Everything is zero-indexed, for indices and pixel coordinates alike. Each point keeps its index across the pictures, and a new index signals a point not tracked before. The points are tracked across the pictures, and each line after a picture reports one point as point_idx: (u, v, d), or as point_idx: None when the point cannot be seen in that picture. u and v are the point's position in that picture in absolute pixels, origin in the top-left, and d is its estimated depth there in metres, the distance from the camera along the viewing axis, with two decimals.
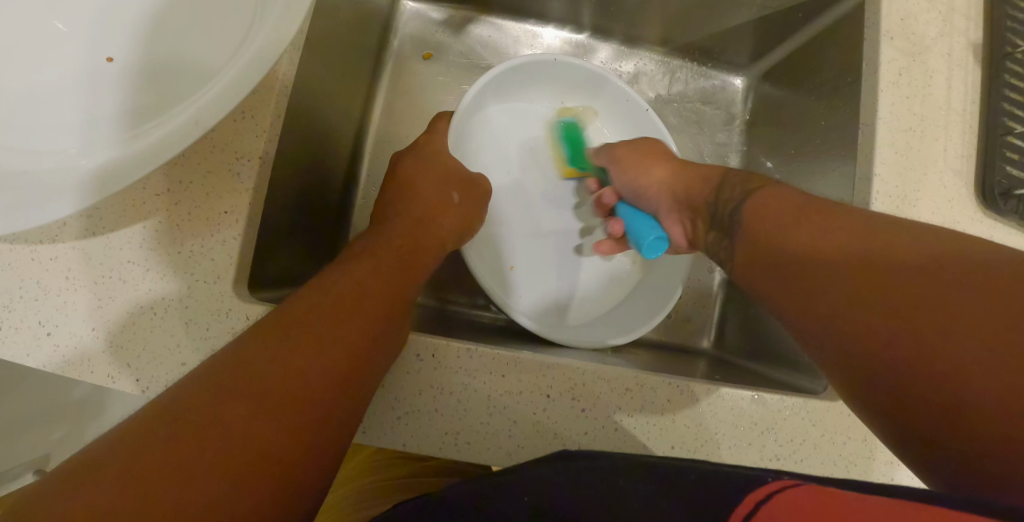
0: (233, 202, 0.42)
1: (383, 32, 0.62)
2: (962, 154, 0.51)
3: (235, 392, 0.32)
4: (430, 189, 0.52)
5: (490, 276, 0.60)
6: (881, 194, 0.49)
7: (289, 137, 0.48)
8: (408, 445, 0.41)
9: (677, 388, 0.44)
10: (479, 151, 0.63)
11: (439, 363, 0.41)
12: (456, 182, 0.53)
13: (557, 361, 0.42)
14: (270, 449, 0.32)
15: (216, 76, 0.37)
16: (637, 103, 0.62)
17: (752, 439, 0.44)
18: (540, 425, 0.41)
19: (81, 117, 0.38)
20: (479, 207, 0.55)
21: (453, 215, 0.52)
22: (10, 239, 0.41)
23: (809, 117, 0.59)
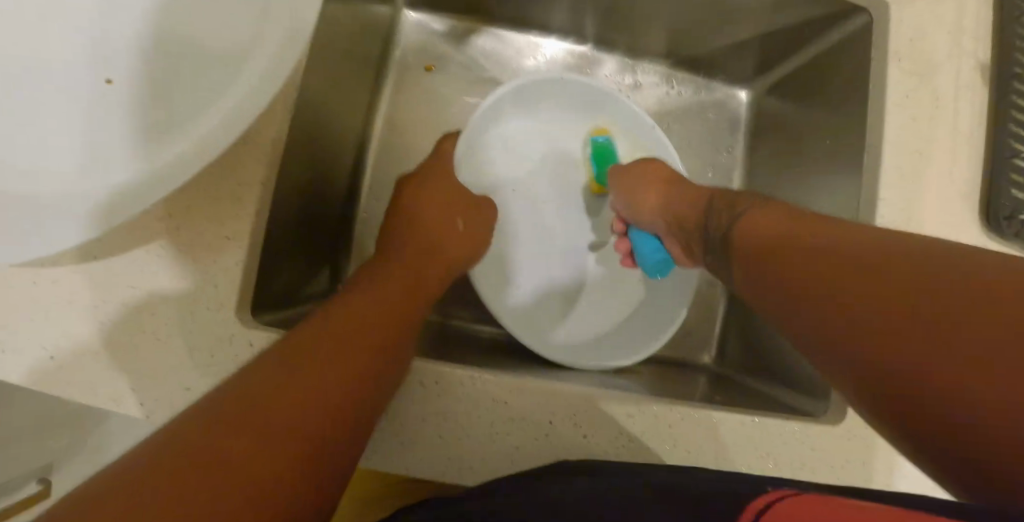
0: (235, 228, 0.42)
1: (385, 43, 0.61)
2: (968, 176, 0.51)
3: (239, 405, 0.31)
4: (432, 209, 0.51)
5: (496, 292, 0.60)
6: (886, 217, 0.49)
7: (292, 157, 0.48)
8: (410, 471, 0.41)
9: (679, 414, 0.43)
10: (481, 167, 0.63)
11: (440, 389, 0.41)
12: (457, 207, 0.53)
13: (559, 386, 0.42)
14: (273, 463, 0.30)
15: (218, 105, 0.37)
16: (642, 121, 0.61)
17: (754, 464, 0.44)
18: (542, 450, 0.41)
19: None
20: (484, 226, 0.55)
21: (457, 235, 0.52)
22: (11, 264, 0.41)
23: (814, 134, 0.59)
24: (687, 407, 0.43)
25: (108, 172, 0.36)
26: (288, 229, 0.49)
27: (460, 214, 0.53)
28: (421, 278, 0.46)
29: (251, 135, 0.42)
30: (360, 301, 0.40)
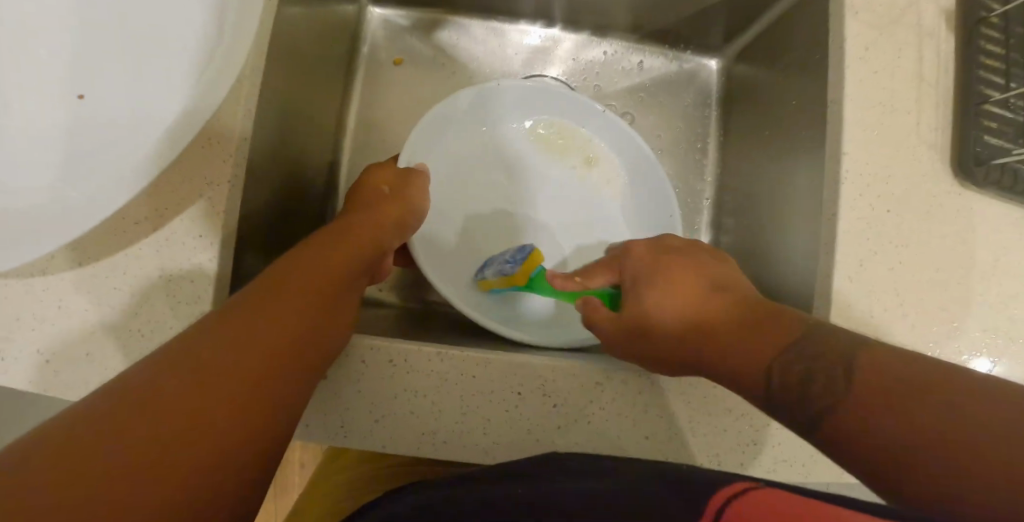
0: (205, 227, 0.44)
1: (352, 40, 0.62)
2: (937, 126, 0.51)
3: (173, 390, 0.32)
4: (365, 188, 0.54)
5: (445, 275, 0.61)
6: (850, 172, 0.49)
7: (266, 156, 0.50)
8: (387, 447, 0.43)
9: (647, 380, 0.44)
10: (445, 154, 0.64)
11: (412, 368, 0.42)
12: (390, 179, 0.55)
13: (526, 359, 0.43)
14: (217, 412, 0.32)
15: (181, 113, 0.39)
16: (593, 108, 0.63)
17: (727, 426, 0.45)
18: (513, 421, 0.43)
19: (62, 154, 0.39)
20: (426, 192, 0.56)
21: (402, 203, 0.53)
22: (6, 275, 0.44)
23: (781, 95, 0.58)
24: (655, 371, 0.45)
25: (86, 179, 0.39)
26: (264, 227, 0.51)
27: (390, 183, 0.55)
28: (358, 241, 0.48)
29: (215, 137, 0.44)
30: (292, 276, 0.42)
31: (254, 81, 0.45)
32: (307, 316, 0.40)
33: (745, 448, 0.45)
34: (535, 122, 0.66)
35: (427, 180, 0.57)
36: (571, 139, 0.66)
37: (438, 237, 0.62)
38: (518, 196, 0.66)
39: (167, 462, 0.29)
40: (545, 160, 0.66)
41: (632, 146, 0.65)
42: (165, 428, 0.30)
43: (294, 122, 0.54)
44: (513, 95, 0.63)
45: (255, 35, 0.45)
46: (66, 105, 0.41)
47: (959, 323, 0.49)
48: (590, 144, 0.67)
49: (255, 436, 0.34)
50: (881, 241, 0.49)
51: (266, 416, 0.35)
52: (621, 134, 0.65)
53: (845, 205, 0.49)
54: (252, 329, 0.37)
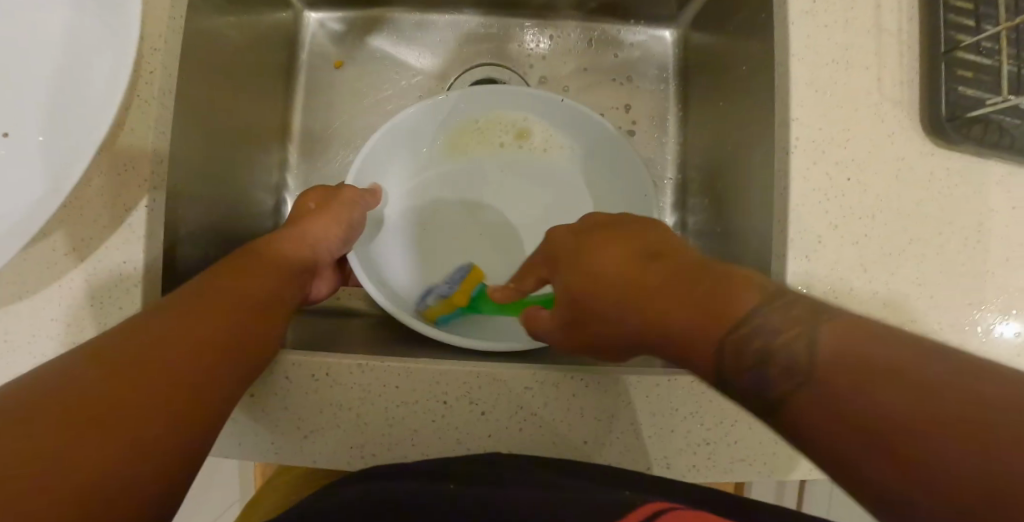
0: (129, 252, 0.44)
1: (291, 48, 0.62)
2: (901, 80, 0.45)
3: (95, 383, 0.32)
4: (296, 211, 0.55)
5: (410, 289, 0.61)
6: (802, 139, 0.45)
7: (197, 174, 0.50)
8: (320, 462, 0.43)
9: (584, 383, 0.42)
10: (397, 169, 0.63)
11: (334, 381, 0.42)
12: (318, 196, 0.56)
13: (451, 366, 0.41)
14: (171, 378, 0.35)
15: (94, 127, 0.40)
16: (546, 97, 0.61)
17: (676, 426, 0.42)
18: (441, 431, 0.41)
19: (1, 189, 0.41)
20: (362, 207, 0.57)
21: (328, 220, 0.53)
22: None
23: (736, 59, 0.54)
24: (592, 374, 0.42)
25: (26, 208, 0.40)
26: (202, 246, 0.52)
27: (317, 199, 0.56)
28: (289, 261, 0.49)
29: (130, 161, 0.44)
30: (229, 287, 0.42)
31: (163, 101, 0.45)
32: (243, 321, 0.41)
33: (696, 448, 0.42)
34: (459, 123, 0.64)
35: (372, 199, 0.58)
36: (523, 132, 0.65)
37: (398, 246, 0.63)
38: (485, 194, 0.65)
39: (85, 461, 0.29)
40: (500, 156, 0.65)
41: (574, 119, 0.62)
42: (77, 425, 0.30)
43: (226, 137, 0.53)
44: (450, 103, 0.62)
45: (161, 55, 0.44)
46: None
47: (939, 297, 0.44)
48: (518, 121, 0.65)
49: (181, 433, 0.34)
50: (842, 213, 0.44)
51: (195, 415, 0.35)
52: (546, 107, 0.63)
53: (798, 177, 0.44)
54: (182, 331, 0.37)
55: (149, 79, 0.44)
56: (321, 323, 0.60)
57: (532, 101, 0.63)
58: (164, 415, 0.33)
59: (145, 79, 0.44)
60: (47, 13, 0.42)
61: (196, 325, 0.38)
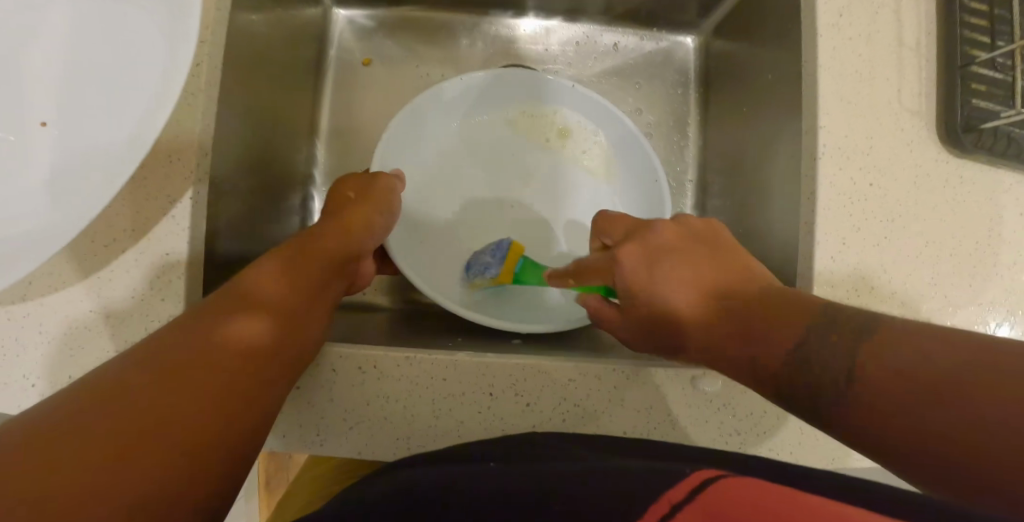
0: (174, 244, 0.44)
1: (320, 43, 0.62)
2: (919, 92, 0.48)
3: (131, 409, 0.32)
4: (332, 197, 0.55)
5: (430, 264, 0.62)
6: (828, 145, 0.47)
7: (236, 168, 0.50)
8: (364, 453, 0.43)
9: (623, 375, 0.43)
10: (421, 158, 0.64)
11: (382, 374, 0.43)
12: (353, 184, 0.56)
13: (497, 359, 0.43)
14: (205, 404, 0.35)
15: (148, 121, 0.41)
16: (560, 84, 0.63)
17: (709, 417, 0.44)
18: (486, 422, 0.43)
19: (40, 180, 0.42)
20: (395, 198, 0.57)
21: (365, 208, 0.54)
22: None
23: (758, 67, 0.56)
24: (632, 367, 0.43)
25: (67, 200, 0.41)
26: (238, 240, 0.52)
27: (355, 189, 0.55)
28: (320, 253, 0.48)
29: (177, 154, 0.44)
30: (266, 292, 0.42)
31: (209, 95, 0.45)
32: (274, 327, 0.40)
33: (728, 439, 0.44)
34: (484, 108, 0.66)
35: (400, 183, 0.58)
36: (547, 122, 0.66)
37: (426, 230, 0.63)
38: (505, 187, 0.66)
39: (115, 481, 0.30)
40: (526, 145, 0.67)
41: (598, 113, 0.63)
42: (119, 455, 0.30)
43: (259, 132, 0.54)
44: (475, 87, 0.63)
45: (208, 49, 0.45)
46: (33, 134, 0.43)
47: (955, 296, 0.46)
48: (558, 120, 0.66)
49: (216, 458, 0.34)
50: (865, 217, 0.47)
51: (228, 434, 0.35)
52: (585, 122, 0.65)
53: (824, 183, 0.47)
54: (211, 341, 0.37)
55: (195, 73, 0.44)
56: (349, 317, 0.61)
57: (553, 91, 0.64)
58: (197, 428, 0.34)
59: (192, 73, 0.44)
60: (88, 7, 0.43)
61: (227, 334, 0.38)
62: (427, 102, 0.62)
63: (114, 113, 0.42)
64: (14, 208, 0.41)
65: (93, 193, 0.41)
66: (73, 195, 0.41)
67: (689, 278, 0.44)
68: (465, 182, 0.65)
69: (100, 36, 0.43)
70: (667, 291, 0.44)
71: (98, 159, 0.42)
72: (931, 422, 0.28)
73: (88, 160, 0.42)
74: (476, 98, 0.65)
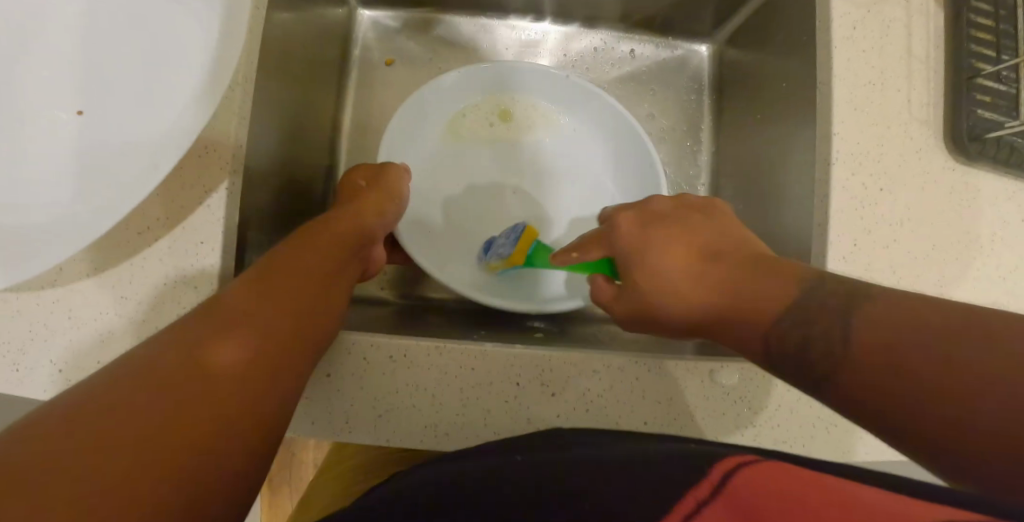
0: (207, 233, 0.45)
1: (344, 43, 0.64)
2: (928, 103, 0.50)
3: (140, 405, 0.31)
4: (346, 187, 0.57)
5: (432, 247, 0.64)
6: (842, 151, 0.49)
7: (265, 161, 0.51)
8: (391, 441, 0.44)
9: (645, 368, 0.45)
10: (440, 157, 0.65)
11: (412, 362, 0.44)
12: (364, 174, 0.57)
13: (523, 349, 0.44)
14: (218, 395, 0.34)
15: (188, 111, 0.42)
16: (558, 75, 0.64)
17: (726, 409, 0.45)
18: (512, 411, 0.44)
19: (74, 167, 0.42)
20: (406, 187, 0.58)
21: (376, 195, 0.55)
22: (16, 290, 0.45)
23: (772, 76, 0.58)
24: (653, 360, 0.45)
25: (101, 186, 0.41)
26: (265, 232, 0.53)
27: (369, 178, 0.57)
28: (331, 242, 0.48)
29: (213, 145, 0.45)
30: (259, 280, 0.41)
31: (246, 88, 0.46)
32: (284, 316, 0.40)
33: (745, 431, 0.45)
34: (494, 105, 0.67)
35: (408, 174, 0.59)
36: (556, 118, 0.67)
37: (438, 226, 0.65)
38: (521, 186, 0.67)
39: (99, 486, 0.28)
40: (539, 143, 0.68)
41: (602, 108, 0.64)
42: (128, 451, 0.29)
43: (287, 128, 0.55)
44: (483, 82, 0.64)
45: (246, 43, 0.46)
46: (68, 122, 0.43)
47: (961, 298, 0.48)
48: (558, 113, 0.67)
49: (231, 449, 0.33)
50: (876, 220, 0.48)
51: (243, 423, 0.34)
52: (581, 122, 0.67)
53: (838, 187, 0.49)
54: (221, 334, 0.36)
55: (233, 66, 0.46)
56: (367, 312, 0.61)
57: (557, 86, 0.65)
58: (208, 419, 0.32)
59: None
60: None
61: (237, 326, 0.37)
62: (435, 96, 0.63)
63: (151, 103, 0.43)
64: (48, 194, 0.41)
65: (128, 179, 0.41)
66: (107, 182, 0.41)
67: (678, 244, 0.45)
68: (482, 182, 0.66)
69: (138, 28, 0.44)
70: (656, 257, 0.45)
71: (134, 147, 0.42)
72: (975, 413, 0.26)
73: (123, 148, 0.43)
74: (484, 94, 0.66)
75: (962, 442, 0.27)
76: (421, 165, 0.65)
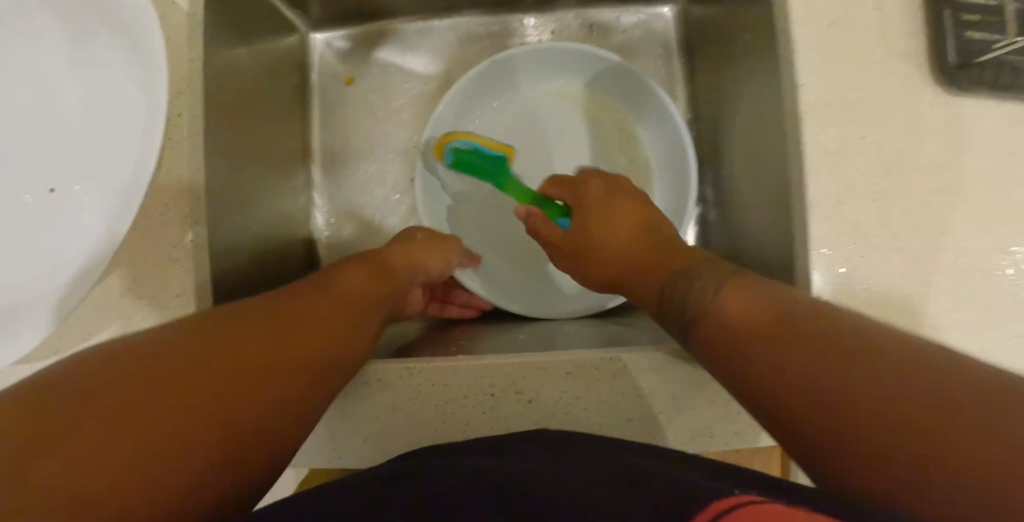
0: (181, 286, 0.46)
1: (302, 70, 0.65)
2: (904, 34, 0.46)
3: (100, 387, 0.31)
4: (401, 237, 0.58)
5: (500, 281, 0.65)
6: (813, 103, 0.45)
7: (233, 204, 0.53)
8: (381, 460, 0.45)
9: (620, 364, 0.43)
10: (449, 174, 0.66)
11: (384, 386, 0.44)
12: (418, 229, 0.59)
13: (493, 360, 0.43)
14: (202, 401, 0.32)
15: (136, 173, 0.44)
16: (528, 57, 0.64)
17: (713, 395, 0.43)
18: (491, 421, 0.44)
19: (55, 242, 0.46)
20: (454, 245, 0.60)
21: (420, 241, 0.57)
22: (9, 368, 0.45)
23: (735, 30, 0.55)
24: (628, 354, 0.43)
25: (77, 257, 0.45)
26: (246, 273, 0.54)
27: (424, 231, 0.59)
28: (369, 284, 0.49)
29: (171, 202, 0.46)
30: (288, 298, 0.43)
31: (194, 141, 0.47)
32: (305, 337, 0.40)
33: (734, 415, 0.44)
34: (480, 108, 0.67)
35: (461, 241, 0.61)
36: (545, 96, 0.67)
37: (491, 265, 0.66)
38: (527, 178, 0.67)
39: (131, 460, 0.28)
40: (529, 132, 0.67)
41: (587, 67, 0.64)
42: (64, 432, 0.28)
43: (252, 166, 0.56)
44: (467, 92, 0.64)
45: (187, 96, 0.47)
46: (44, 201, 0.47)
47: (970, 244, 0.44)
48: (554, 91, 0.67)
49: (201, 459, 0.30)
50: (859, 173, 0.45)
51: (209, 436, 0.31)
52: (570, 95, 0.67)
53: (812, 142, 0.45)
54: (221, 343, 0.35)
55: (178, 122, 0.47)
56: None
57: (538, 67, 0.65)
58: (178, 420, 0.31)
59: (175, 122, 0.47)
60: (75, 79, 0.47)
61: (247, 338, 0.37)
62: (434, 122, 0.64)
63: (110, 170, 0.46)
64: (37, 271, 0.45)
65: (100, 246, 0.44)
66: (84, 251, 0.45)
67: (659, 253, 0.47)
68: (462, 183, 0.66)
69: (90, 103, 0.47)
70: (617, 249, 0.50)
71: (101, 214, 0.46)
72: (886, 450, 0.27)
73: (93, 218, 0.46)
74: (469, 103, 0.66)
75: (895, 474, 0.27)
76: (399, 177, 0.67)
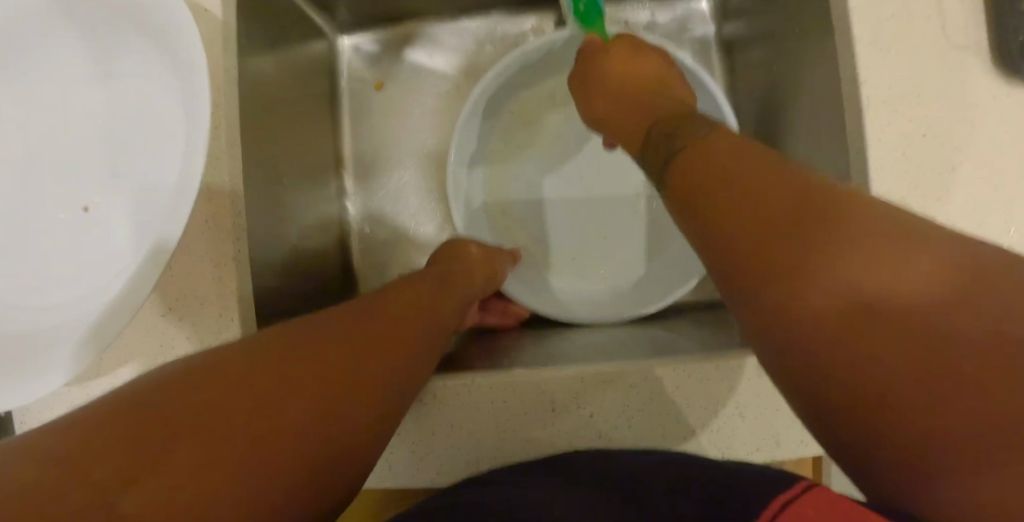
0: (224, 305, 0.44)
1: (330, 75, 0.64)
2: (965, 25, 0.44)
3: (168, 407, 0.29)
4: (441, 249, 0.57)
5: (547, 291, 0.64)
6: (872, 99, 0.44)
7: (271, 218, 0.51)
8: (437, 481, 0.44)
9: (684, 373, 0.42)
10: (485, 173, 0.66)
11: (443, 403, 0.43)
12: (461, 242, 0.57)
13: (554, 373, 0.43)
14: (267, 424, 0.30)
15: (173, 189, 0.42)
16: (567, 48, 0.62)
17: (780, 404, 0.42)
18: (553, 436, 0.43)
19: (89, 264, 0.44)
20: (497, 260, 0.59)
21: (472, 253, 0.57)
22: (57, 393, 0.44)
23: (782, 25, 0.54)
24: (691, 364, 0.42)
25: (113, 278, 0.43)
26: (285, 288, 0.53)
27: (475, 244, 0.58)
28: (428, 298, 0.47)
29: (212, 219, 0.45)
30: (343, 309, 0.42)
31: (233, 156, 0.45)
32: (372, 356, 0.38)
33: (802, 423, 0.42)
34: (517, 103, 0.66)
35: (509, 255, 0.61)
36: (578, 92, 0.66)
37: (535, 273, 0.65)
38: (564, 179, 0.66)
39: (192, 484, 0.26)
40: (564, 131, 0.66)
41: None
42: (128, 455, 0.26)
43: (286, 177, 0.54)
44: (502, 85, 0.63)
45: (227, 108, 0.45)
46: (78, 221, 0.45)
47: None
48: None
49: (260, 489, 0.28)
50: (923, 170, 0.43)
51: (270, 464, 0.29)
52: None
53: (873, 140, 0.44)
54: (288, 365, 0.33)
55: (217, 135, 0.45)
56: None
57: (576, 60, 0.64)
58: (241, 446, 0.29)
59: (214, 135, 0.45)
60: (105, 93, 0.45)
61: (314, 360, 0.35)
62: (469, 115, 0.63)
63: (146, 187, 0.44)
64: (72, 294, 0.44)
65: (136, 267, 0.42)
66: (119, 272, 0.43)
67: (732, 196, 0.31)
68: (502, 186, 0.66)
69: (124, 118, 0.45)
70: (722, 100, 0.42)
71: (137, 233, 0.44)
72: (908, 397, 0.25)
73: (129, 237, 0.44)
74: (505, 94, 0.65)
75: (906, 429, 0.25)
76: (433, 182, 0.65)
